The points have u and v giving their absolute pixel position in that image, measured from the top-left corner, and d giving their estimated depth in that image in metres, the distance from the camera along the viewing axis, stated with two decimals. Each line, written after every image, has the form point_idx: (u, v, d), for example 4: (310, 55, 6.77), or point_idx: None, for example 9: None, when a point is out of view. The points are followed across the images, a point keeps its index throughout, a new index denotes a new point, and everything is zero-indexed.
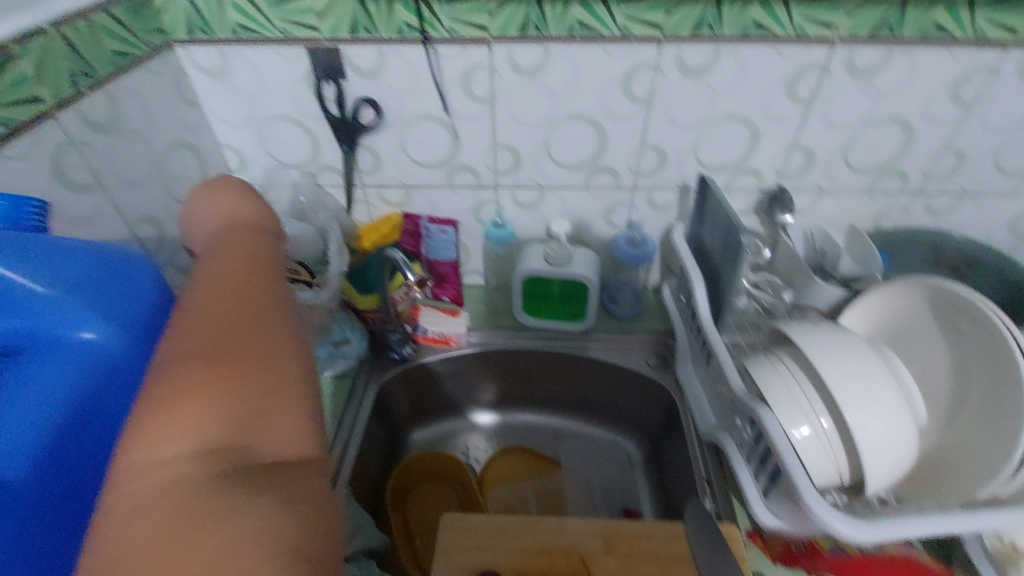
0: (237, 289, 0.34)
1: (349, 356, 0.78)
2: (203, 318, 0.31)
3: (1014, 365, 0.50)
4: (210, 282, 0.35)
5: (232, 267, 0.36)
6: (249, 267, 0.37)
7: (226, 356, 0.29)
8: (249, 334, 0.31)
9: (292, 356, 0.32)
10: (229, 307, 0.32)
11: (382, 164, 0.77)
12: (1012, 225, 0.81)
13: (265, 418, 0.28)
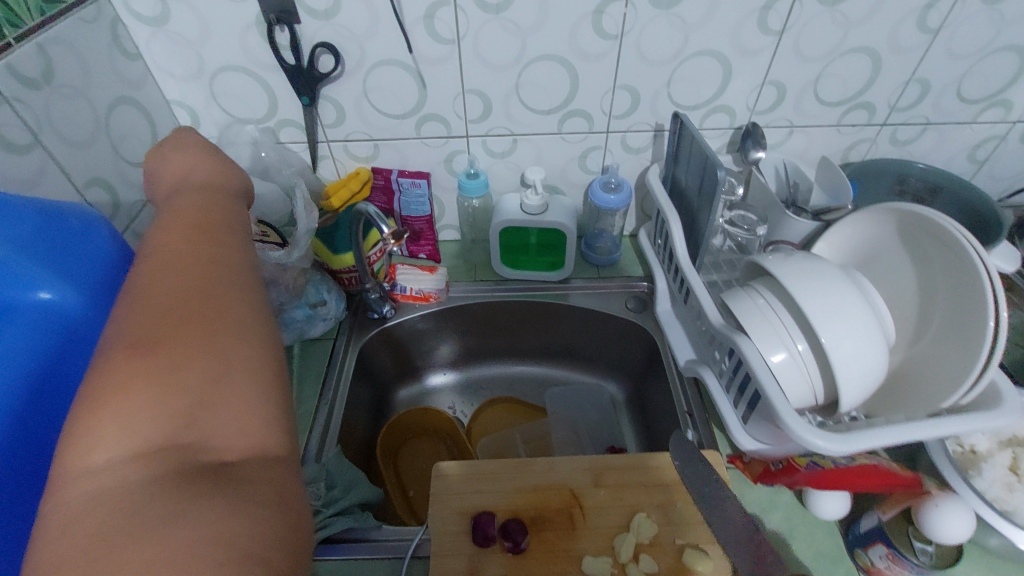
0: (188, 271, 0.36)
1: (329, 317, 0.78)
2: (148, 304, 0.33)
3: (977, 277, 0.51)
4: (160, 263, 0.36)
5: (181, 257, 0.37)
6: (202, 246, 0.39)
7: (174, 351, 0.30)
8: (197, 320, 0.33)
9: (243, 349, 0.33)
10: (178, 291, 0.34)
11: (346, 117, 0.75)
12: (970, 154, 0.83)
13: (214, 414, 0.29)
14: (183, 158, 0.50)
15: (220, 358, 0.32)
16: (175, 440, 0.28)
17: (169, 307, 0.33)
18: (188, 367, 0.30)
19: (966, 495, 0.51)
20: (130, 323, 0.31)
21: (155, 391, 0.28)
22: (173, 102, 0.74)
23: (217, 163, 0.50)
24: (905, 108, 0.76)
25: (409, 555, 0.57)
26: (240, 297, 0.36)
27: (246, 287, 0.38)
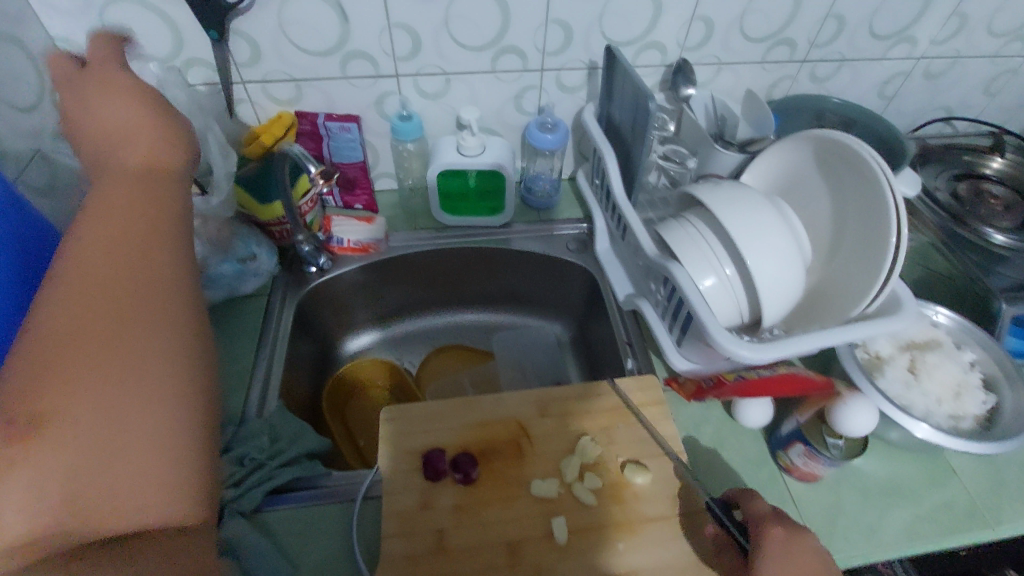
0: (108, 297, 0.31)
1: (262, 272, 0.74)
2: (60, 326, 0.29)
3: (883, 195, 0.55)
4: (80, 280, 0.31)
5: (108, 259, 0.32)
6: (131, 256, 0.33)
7: (82, 402, 0.28)
8: (105, 378, 0.29)
9: (168, 392, 0.31)
10: (87, 324, 0.30)
11: (262, 56, 0.70)
12: (880, 90, 0.88)
13: (126, 471, 0.29)
14: (115, 120, 0.40)
15: (125, 431, 0.29)
16: (62, 523, 0.27)
17: (73, 351, 0.29)
18: (86, 445, 0.28)
19: (873, 393, 0.57)
20: (26, 365, 0.28)
21: (46, 469, 0.26)
22: (57, 39, 0.65)
23: (153, 130, 0.40)
24: (823, 44, 0.79)
25: (360, 497, 0.57)
26: (164, 337, 0.32)
27: (177, 311, 0.34)
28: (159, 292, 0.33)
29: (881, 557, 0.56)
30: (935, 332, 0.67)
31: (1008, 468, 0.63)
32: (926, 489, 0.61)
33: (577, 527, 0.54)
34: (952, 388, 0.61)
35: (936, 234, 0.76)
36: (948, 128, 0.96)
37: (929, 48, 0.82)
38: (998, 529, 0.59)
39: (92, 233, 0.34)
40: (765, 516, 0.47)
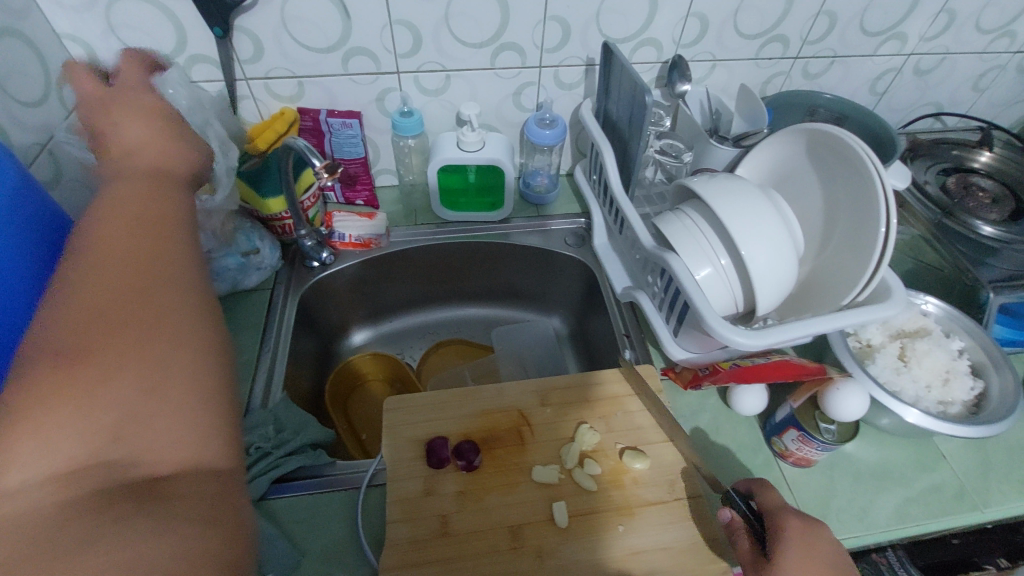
0: (124, 266, 0.33)
1: (264, 266, 0.76)
2: (83, 295, 0.31)
3: (874, 186, 0.56)
4: (97, 254, 0.33)
5: (124, 238, 0.35)
6: (144, 235, 0.36)
7: (106, 356, 0.29)
8: (131, 328, 0.30)
9: (188, 349, 0.32)
10: (108, 291, 0.31)
11: (265, 52, 0.71)
12: (871, 86, 0.89)
13: (151, 419, 0.29)
14: (133, 131, 0.45)
15: (157, 371, 0.30)
16: (108, 457, 0.27)
17: (100, 308, 0.30)
18: (123, 384, 0.29)
19: (863, 379, 0.59)
20: (56, 323, 0.29)
21: (74, 417, 0.27)
22: (64, 36, 0.66)
23: (168, 142, 0.46)
24: (815, 41, 0.81)
25: (365, 485, 0.59)
26: (180, 303, 0.33)
27: (192, 282, 0.35)
28: (174, 263, 0.35)
29: (872, 538, 0.58)
30: (924, 320, 0.68)
31: (995, 453, 0.65)
32: (916, 473, 0.63)
33: (578, 512, 0.56)
34: (940, 373, 0.63)
35: (926, 227, 0.78)
36: (938, 123, 0.98)
37: (919, 44, 0.84)
38: (985, 510, 0.60)
39: (107, 218, 0.36)
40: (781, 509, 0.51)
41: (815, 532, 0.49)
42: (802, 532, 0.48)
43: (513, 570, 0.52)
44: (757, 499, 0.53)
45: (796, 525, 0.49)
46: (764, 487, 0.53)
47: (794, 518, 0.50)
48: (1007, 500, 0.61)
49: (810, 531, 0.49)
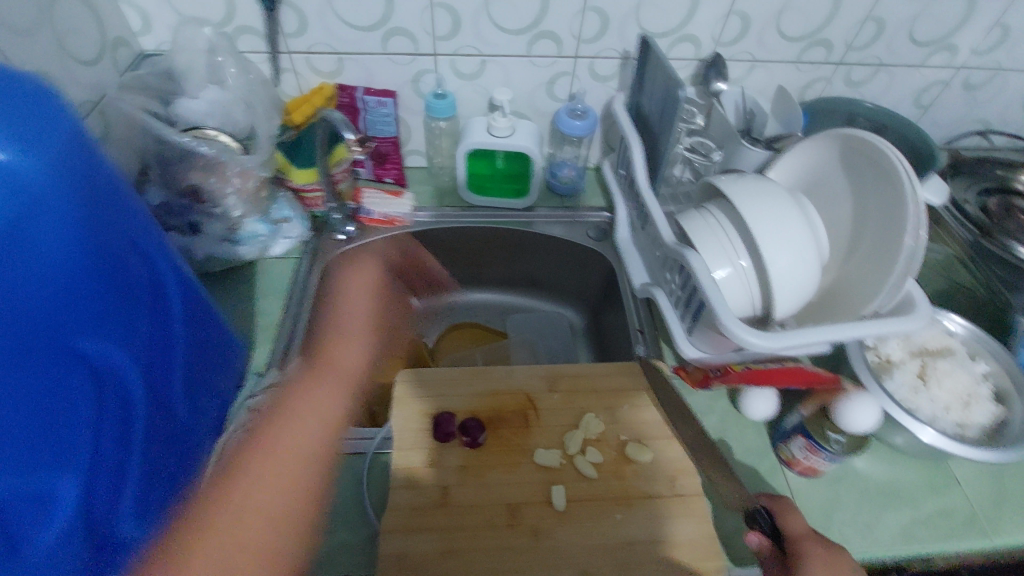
0: (269, 474, 0.52)
1: (292, 236, 0.78)
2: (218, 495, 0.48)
3: (905, 197, 0.55)
4: (249, 481, 0.50)
5: (282, 468, 0.52)
6: (279, 467, 0.52)
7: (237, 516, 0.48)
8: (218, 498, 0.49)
9: (299, 506, 0.51)
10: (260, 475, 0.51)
11: (309, 27, 0.73)
12: (916, 98, 0.87)
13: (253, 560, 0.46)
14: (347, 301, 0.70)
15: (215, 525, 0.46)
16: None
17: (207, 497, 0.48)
18: (239, 526, 0.47)
19: (879, 393, 0.58)
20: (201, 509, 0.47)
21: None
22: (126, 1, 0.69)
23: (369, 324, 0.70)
24: (860, 47, 0.79)
25: (372, 451, 0.61)
26: (285, 491, 0.51)
27: (305, 472, 0.53)
28: (304, 472, 0.53)
29: (874, 555, 0.57)
30: (948, 339, 0.67)
31: (1011, 482, 0.63)
32: (925, 495, 0.61)
33: (576, 497, 0.57)
34: (961, 396, 0.61)
35: (961, 247, 0.76)
36: (985, 141, 0.94)
37: (970, 58, 0.81)
38: (995, 538, 0.59)
39: (293, 424, 0.56)
40: (804, 535, 0.48)
41: (839, 563, 0.46)
42: (825, 566, 0.45)
43: (509, 546, 0.53)
44: (779, 522, 0.49)
45: (819, 555, 0.46)
46: (788, 506, 0.50)
47: (816, 546, 0.47)
48: (1020, 531, 0.59)
49: (833, 563, 0.46)
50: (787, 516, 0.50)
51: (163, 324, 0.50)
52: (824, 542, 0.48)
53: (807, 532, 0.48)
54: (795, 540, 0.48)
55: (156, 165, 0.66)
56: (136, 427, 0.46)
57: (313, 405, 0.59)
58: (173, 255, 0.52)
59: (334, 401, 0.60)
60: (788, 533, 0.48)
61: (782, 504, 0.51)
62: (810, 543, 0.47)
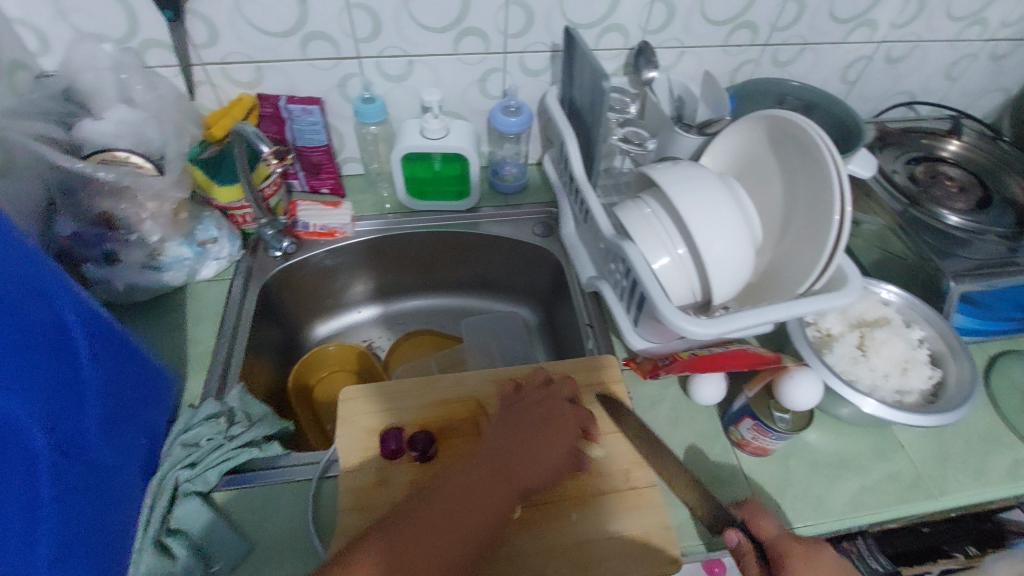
0: (448, 518, 0.48)
1: (222, 257, 0.75)
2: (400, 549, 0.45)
3: (830, 174, 0.56)
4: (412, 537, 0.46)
5: (438, 513, 0.48)
6: (455, 508, 0.48)
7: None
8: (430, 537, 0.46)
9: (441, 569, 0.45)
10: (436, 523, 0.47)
11: (220, 37, 0.69)
12: (842, 74, 0.89)
13: None
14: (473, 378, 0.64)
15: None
16: None
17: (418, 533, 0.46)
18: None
19: (819, 367, 0.59)
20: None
21: None
22: (14, 20, 0.64)
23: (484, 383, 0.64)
24: (784, 27, 0.80)
25: (316, 476, 0.58)
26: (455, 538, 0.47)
27: (478, 515, 0.49)
28: (469, 513, 0.48)
29: (826, 526, 0.58)
30: (885, 308, 0.68)
31: (952, 441, 0.65)
32: (873, 462, 0.63)
33: (530, 502, 0.56)
34: (899, 362, 0.63)
35: (892, 218, 0.77)
36: (911, 112, 0.98)
37: (889, 32, 0.83)
38: (940, 498, 0.61)
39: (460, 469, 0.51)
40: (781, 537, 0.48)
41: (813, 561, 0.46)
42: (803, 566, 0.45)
43: None
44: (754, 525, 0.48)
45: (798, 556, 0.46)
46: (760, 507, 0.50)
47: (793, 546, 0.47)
48: (963, 488, 0.61)
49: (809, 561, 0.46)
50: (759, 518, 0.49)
51: (70, 366, 0.46)
52: (796, 542, 0.47)
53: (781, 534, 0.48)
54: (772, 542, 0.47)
55: (62, 194, 0.64)
56: (42, 480, 0.41)
57: (547, 441, 0.55)
58: (73, 289, 0.48)
59: (551, 430, 0.55)
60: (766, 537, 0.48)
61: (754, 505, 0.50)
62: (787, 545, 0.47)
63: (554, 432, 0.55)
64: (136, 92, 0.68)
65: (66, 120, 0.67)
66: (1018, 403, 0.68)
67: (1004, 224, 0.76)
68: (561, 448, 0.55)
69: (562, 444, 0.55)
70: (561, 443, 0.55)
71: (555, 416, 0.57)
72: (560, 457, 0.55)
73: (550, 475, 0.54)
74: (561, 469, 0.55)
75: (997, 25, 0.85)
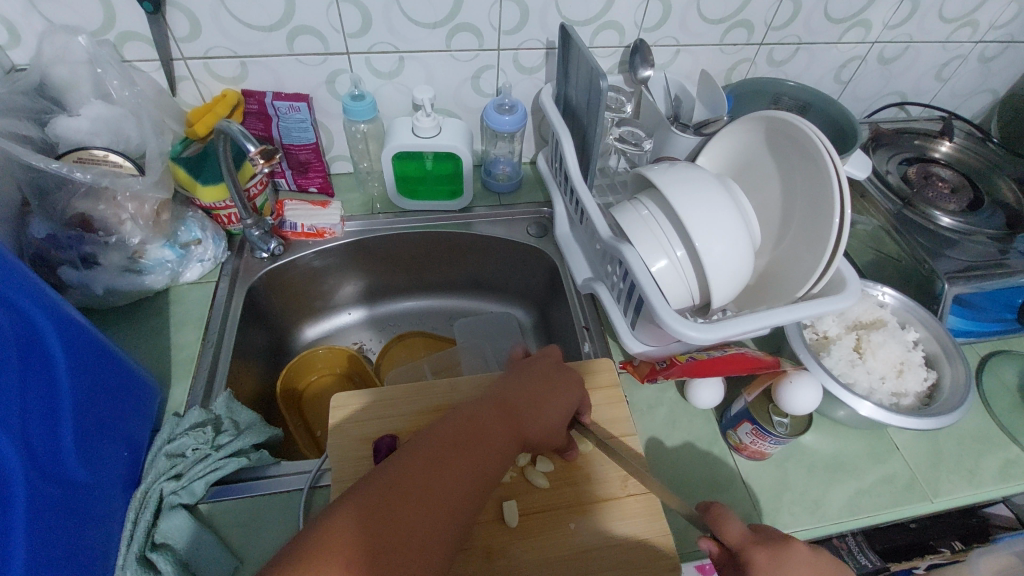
0: (459, 439, 0.46)
1: (207, 258, 0.72)
2: (411, 456, 0.43)
3: (830, 176, 0.55)
4: (422, 448, 0.44)
5: (449, 432, 0.46)
6: (467, 432, 0.46)
7: (400, 486, 0.41)
8: (427, 484, 0.41)
9: (458, 487, 0.43)
10: (446, 443, 0.45)
11: (202, 30, 0.66)
12: (836, 75, 0.89)
13: (398, 547, 0.38)
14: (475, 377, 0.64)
15: (412, 527, 0.39)
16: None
17: (412, 478, 0.41)
18: (434, 497, 0.41)
19: (818, 370, 0.59)
20: (372, 482, 0.41)
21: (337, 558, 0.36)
22: None
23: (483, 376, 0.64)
24: (780, 27, 0.79)
25: (308, 486, 0.57)
26: (467, 462, 0.44)
27: (489, 446, 0.46)
28: (481, 441, 0.46)
29: (823, 530, 0.58)
30: (880, 311, 0.68)
31: (946, 443, 0.65)
32: (869, 464, 0.63)
33: (528, 510, 0.54)
34: (895, 364, 0.63)
35: (886, 218, 0.77)
36: (902, 112, 0.98)
37: (883, 32, 0.83)
38: (934, 499, 0.61)
39: (469, 403, 0.50)
40: (747, 541, 0.43)
41: (785, 559, 0.41)
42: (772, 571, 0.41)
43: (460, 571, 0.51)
44: (716, 531, 0.44)
45: (763, 565, 0.41)
46: (721, 510, 0.44)
47: (758, 549, 0.42)
48: (957, 489, 0.62)
49: (779, 560, 0.41)
50: (722, 521, 0.44)
51: (45, 378, 0.43)
52: (763, 548, 0.42)
53: (746, 537, 0.43)
54: (739, 549, 0.42)
55: (33, 194, 0.61)
56: (16, 499, 0.39)
57: (543, 405, 0.52)
58: (45, 295, 0.45)
59: (549, 395, 0.53)
60: (731, 544, 0.43)
61: (718, 507, 0.45)
62: (753, 549, 0.42)
63: (552, 397, 0.53)
64: (112, 88, 0.65)
65: (38, 117, 0.63)
66: (1009, 403, 0.69)
67: (996, 226, 0.77)
68: (557, 413, 0.53)
69: (558, 408, 0.53)
70: (557, 403, 0.53)
71: (551, 380, 0.54)
72: (565, 410, 0.53)
73: (556, 424, 0.53)
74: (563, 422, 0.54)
75: (988, 27, 0.85)
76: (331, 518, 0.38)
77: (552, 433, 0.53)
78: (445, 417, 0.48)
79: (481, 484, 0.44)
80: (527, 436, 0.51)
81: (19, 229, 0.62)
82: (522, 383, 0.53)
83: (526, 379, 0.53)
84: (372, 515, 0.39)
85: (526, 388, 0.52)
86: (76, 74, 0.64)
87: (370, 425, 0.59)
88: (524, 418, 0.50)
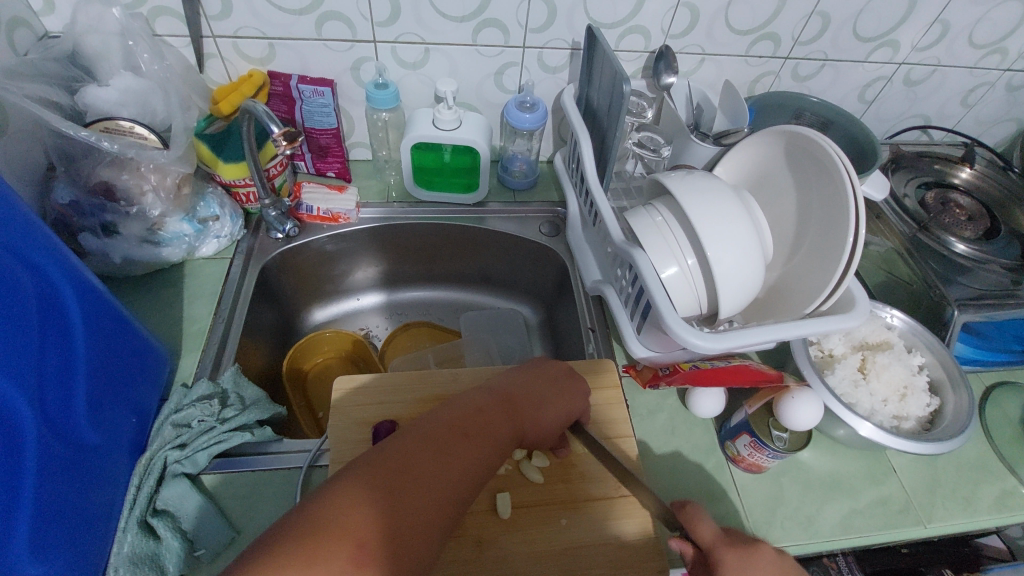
0: (460, 430, 0.46)
1: (223, 235, 0.74)
2: (414, 442, 0.43)
3: (846, 198, 0.55)
4: (424, 435, 0.44)
5: (451, 423, 0.46)
6: (469, 424, 0.47)
7: (403, 472, 0.41)
8: (428, 473, 0.41)
9: (457, 482, 0.43)
10: (447, 432, 0.45)
11: (234, 10, 0.67)
12: (861, 94, 0.88)
13: (397, 534, 0.38)
14: (474, 369, 0.64)
15: (412, 515, 0.39)
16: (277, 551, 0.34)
17: (413, 467, 0.41)
18: (434, 486, 0.41)
19: (820, 389, 0.59)
20: (377, 462, 0.41)
21: (342, 535, 0.35)
22: None
23: (481, 371, 0.64)
24: (807, 42, 0.79)
25: (307, 465, 0.58)
26: (466, 455, 0.44)
27: (488, 443, 0.47)
28: (481, 438, 0.46)
29: (814, 547, 0.58)
30: (888, 333, 0.68)
31: (943, 469, 0.65)
32: (865, 485, 0.63)
33: (521, 505, 0.55)
34: (898, 388, 0.63)
35: (900, 241, 0.77)
36: (925, 136, 0.98)
37: (911, 54, 0.82)
38: (928, 524, 0.61)
39: (473, 395, 0.50)
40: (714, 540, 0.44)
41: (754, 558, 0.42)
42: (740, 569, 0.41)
43: (450, 558, 0.51)
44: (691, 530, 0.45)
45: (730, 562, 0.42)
46: (694, 510, 0.46)
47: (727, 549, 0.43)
48: (952, 516, 0.62)
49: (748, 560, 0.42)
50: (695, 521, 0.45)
51: (61, 340, 0.45)
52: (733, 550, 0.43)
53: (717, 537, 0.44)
54: (708, 548, 0.44)
55: (60, 160, 0.63)
56: (25, 456, 0.40)
57: (541, 407, 0.53)
58: (66, 259, 0.46)
59: (547, 396, 0.54)
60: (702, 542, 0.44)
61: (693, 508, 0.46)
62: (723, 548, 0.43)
63: (550, 399, 0.54)
64: (142, 61, 0.66)
65: (68, 84, 0.65)
66: (1010, 434, 0.69)
67: (1010, 257, 0.76)
68: (553, 417, 0.53)
69: (557, 411, 0.54)
70: (554, 406, 0.53)
71: (553, 384, 0.55)
72: (561, 413, 0.54)
73: (550, 427, 0.53)
74: (559, 425, 0.54)
75: (1017, 55, 0.84)
76: (331, 498, 0.37)
77: (548, 434, 0.53)
78: (446, 407, 0.48)
79: (475, 481, 0.44)
80: (523, 437, 0.51)
81: (42, 193, 0.64)
82: (522, 382, 0.53)
83: (527, 379, 0.54)
84: (374, 498, 0.38)
85: (528, 387, 0.53)
86: (107, 45, 0.65)
87: (370, 409, 0.60)
88: (523, 417, 0.51)
